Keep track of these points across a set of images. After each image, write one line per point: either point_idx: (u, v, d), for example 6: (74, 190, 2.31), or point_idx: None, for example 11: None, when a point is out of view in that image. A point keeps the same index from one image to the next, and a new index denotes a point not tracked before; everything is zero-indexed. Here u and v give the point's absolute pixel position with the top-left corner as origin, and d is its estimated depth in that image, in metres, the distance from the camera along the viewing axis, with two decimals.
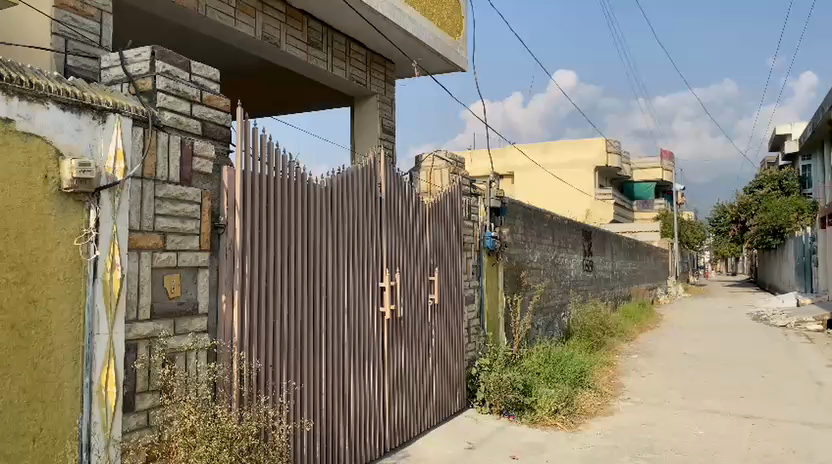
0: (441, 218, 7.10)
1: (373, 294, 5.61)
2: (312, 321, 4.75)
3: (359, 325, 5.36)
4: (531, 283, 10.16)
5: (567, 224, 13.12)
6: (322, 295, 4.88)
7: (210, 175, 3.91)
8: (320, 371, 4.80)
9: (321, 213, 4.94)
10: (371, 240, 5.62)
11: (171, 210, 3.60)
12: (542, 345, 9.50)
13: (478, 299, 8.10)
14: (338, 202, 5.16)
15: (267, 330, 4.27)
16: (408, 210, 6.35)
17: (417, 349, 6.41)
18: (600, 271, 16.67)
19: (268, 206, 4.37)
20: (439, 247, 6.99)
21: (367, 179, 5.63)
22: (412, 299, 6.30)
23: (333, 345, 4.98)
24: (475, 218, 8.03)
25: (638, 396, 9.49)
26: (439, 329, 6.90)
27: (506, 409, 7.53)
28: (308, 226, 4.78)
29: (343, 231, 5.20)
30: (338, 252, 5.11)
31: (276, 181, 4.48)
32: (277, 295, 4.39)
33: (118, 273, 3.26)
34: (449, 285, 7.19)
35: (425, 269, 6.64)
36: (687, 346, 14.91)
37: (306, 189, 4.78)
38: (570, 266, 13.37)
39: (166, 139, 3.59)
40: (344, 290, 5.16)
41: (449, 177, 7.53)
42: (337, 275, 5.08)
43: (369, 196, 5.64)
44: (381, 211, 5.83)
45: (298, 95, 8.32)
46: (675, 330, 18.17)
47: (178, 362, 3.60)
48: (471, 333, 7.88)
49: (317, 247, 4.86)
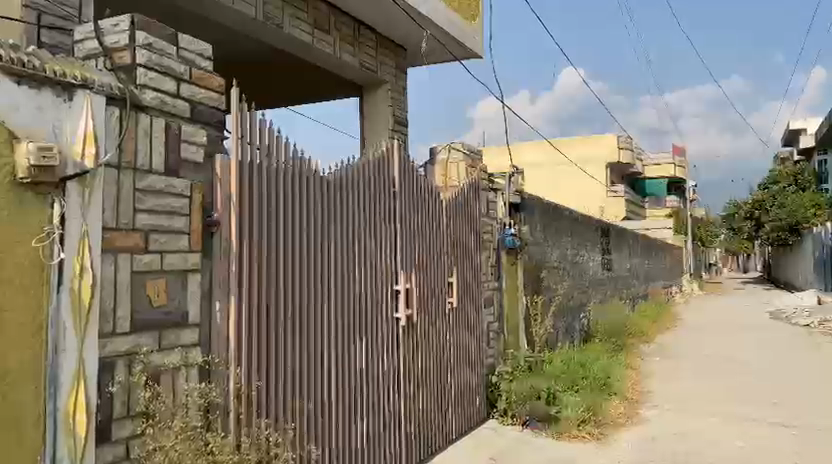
0: (459, 215, 6.56)
1: (388, 299, 5.09)
2: (320, 331, 4.23)
3: (373, 334, 4.85)
4: (552, 284, 9.62)
5: (585, 222, 12.57)
6: (332, 301, 4.36)
7: (201, 165, 3.39)
8: (330, 387, 4.29)
9: (330, 209, 4.42)
10: (385, 238, 5.10)
11: (154, 205, 3.10)
12: (565, 350, 8.96)
13: (497, 301, 7.57)
14: (349, 197, 4.65)
15: (269, 342, 3.76)
16: (424, 205, 5.83)
17: (435, 357, 5.88)
18: (618, 270, 16.08)
19: (269, 201, 3.85)
20: (457, 245, 6.46)
21: (379, 171, 5.12)
22: (430, 302, 5.78)
23: (345, 357, 4.48)
24: (493, 214, 7.50)
25: (666, 402, 8.91)
26: (458, 335, 6.37)
27: (529, 420, 7.00)
28: (315, 224, 4.26)
29: (354, 229, 4.69)
30: (349, 252, 4.61)
31: (278, 173, 3.95)
32: (280, 303, 3.88)
33: (88, 279, 2.76)
34: (468, 287, 6.67)
35: (443, 270, 6.11)
36: (711, 348, 14.31)
37: (313, 182, 4.26)
38: (589, 265, 12.83)
39: (148, 121, 3.08)
40: (355, 295, 4.65)
41: (466, 171, 7.00)
42: (348, 279, 4.57)
43: (382, 191, 5.12)
44: (396, 207, 5.31)
45: (304, 85, 7.82)
46: (696, 330, 17.53)
47: (165, 382, 3.09)
48: (491, 338, 7.34)
49: (326, 247, 4.34)
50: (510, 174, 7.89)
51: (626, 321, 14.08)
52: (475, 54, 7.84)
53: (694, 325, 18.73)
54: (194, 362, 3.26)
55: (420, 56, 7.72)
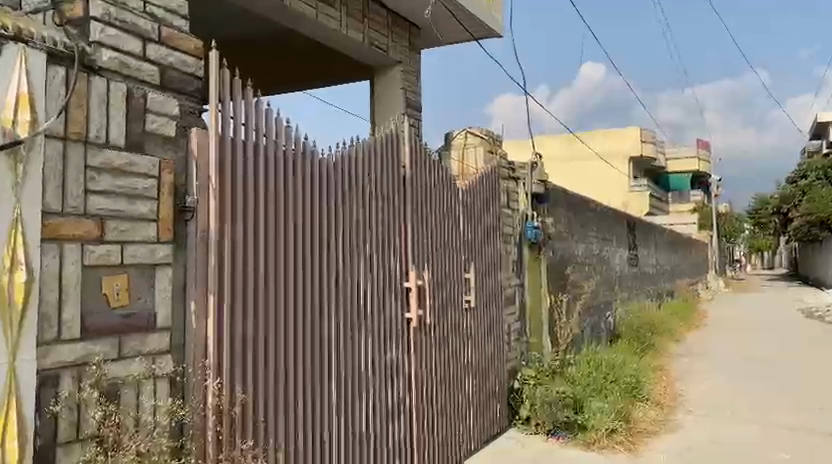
0: (477, 205, 6.00)
1: (396, 298, 4.56)
2: (318, 335, 3.72)
3: (379, 337, 4.33)
4: (577, 280, 9.04)
5: (611, 216, 11.94)
6: (330, 300, 3.84)
7: (172, 140, 2.88)
8: (329, 398, 3.78)
9: (329, 196, 3.89)
10: (393, 230, 4.57)
11: (111, 185, 2.59)
12: (592, 351, 8.38)
13: (519, 300, 7.01)
14: (351, 182, 4.12)
15: (256, 348, 3.24)
16: (438, 193, 5.29)
17: (451, 360, 5.35)
18: (644, 266, 15.43)
19: (255, 185, 3.31)
20: (475, 238, 5.91)
21: (388, 154, 4.58)
22: (444, 301, 5.24)
23: (346, 364, 3.96)
24: (514, 206, 6.94)
25: (700, 407, 8.29)
26: (476, 337, 5.84)
27: (554, 428, 6.40)
28: (312, 212, 3.73)
29: (357, 220, 4.16)
30: (351, 246, 4.08)
31: (267, 153, 3.42)
32: (269, 303, 3.35)
33: (21, 275, 2.26)
34: (487, 283, 6.12)
35: (459, 265, 5.57)
36: (744, 349, 13.60)
37: (309, 165, 3.73)
38: (615, 261, 12.23)
39: (104, 86, 2.57)
40: (359, 294, 4.12)
41: (485, 157, 6.47)
42: (350, 275, 4.04)
43: (390, 177, 4.59)
44: (406, 195, 4.78)
45: (311, 67, 7.31)
46: (727, 329, 16.80)
47: (125, 398, 2.59)
48: (512, 339, 6.79)
49: (324, 239, 3.81)
50: (533, 162, 7.31)
51: (653, 319, 13.44)
52: (495, 33, 7.27)
53: (723, 324, 18.00)
54: (163, 373, 2.76)
55: (435, 36, 7.18)
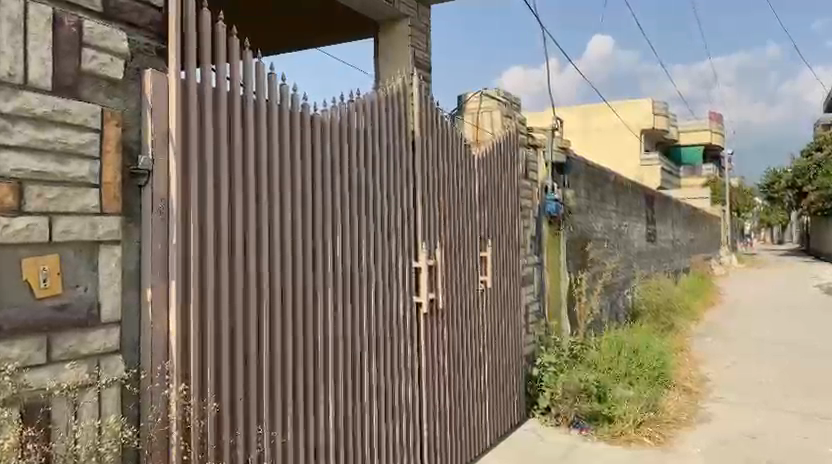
0: (493, 174, 5.36)
1: (404, 281, 3.96)
2: (312, 327, 3.13)
3: (384, 327, 3.75)
4: (598, 257, 8.42)
5: (630, 189, 11.29)
6: (327, 285, 3.24)
7: (120, 84, 2.27)
8: (326, 402, 3.22)
9: (326, 161, 3.27)
10: (399, 202, 3.95)
11: (33, 139, 1.99)
12: (614, 334, 7.79)
13: (537, 279, 6.41)
14: (352, 147, 3.49)
15: (230, 348, 2.64)
16: (451, 160, 4.65)
17: (465, 348, 4.77)
18: (662, 242, 14.80)
19: (229, 146, 2.67)
20: (491, 211, 5.29)
21: (393, 116, 3.95)
22: (458, 283, 4.64)
23: (346, 361, 3.39)
24: (533, 176, 6.30)
25: (729, 394, 7.71)
26: (493, 322, 5.25)
27: (576, 420, 5.82)
28: (303, 182, 3.10)
29: (358, 191, 3.54)
30: (352, 221, 3.47)
31: (245, 108, 2.76)
32: (247, 292, 2.74)
33: None
34: (505, 262, 5.52)
35: (475, 241, 4.96)
36: (765, 328, 12.99)
37: (299, 125, 3.08)
38: (634, 237, 11.61)
39: (19, 8, 1.97)
40: (360, 277, 3.53)
41: (502, 121, 5.81)
42: (350, 255, 3.45)
43: (396, 142, 3.96)
44: (415, 161, 4.15)
45: (311, 21, 6.61)
46: (745, 307, 16.22)
47: (57, 413, 2.01)
48: (530, 322, 6.20)
49: (318, 212, 3.20)
50: (553, 128, 6.65)
51: (671, 297, 12.84)
52: None
53: (740, 301, 17.39)
54: (110, 378, 2.19)
55: None
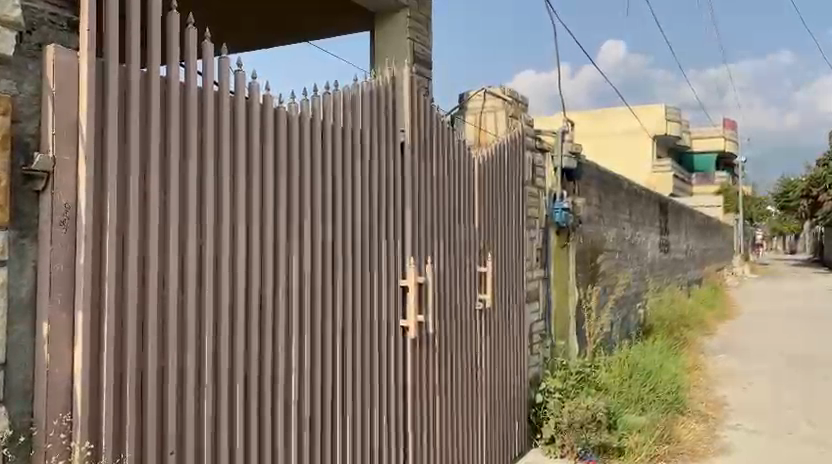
0: (496, 180, 4.86)
1: (388, 302, 3.46)
2: (272, 360, 2.63)
3: (363, 355, 3.25)
4: (608, 270, 7.90)
5: (643, 197, 10.76)
6: (293, 308, 2.75)
7: (11, 63, 1.80)
8: (287, 449, 2.71)
9: (294, 164, 2.77)
10: (384, 211, 3.45)
11: None
12: (625, 353, 7.26)
13: (543, 295, 5.89)
14: (328, 146, 2.99)
15: (160, 392, 2.14)
16: (448, 163, 4.16)
17: (460, 375, 4.27)
18: (675, 252, 14.24)
19: (164, 143, 2.17)
20: (493, 221, 4.79)
21: (381, 112, 3.45)
22: (453, 302, 4.14)
23: (316, 397, 2.89)
24: (541, 182, 5.79)
25: (748, 420, 7.17)
26: (492, 343, 4.75)
27: (584, 451, 5.20)
28: (262, 187, 2.59)
29: (335, 197, 3.04)
30: (327, 233, 2.98)
31: (187, 97, 2.26)
32: (185, 323, 2.24)
33: None
34: (507, 277, 5.01)
35: (473, 255, 4.46)
36: (784, 344, 12.40)
37: (258, 121, 2.58)
38: (647, 247, 11.07)
39: None
40: (336, 298, 3.03)
41: (507, 122, 5.31)
42: (324, 274, 2.96)
43: (383, 143, 3.46)
44: (404, 164, 3.66)
45: (303, 11, 6.12)
46: (759, 320, 15.62)
47: None
48: (535, 341, 5.68)
49: (283, 223, 2.69)
50: (563, 131, 6.14)
51: (685, 310, 12.27)
52: None
53: (755, 314, 16.78)
54: None
55: None
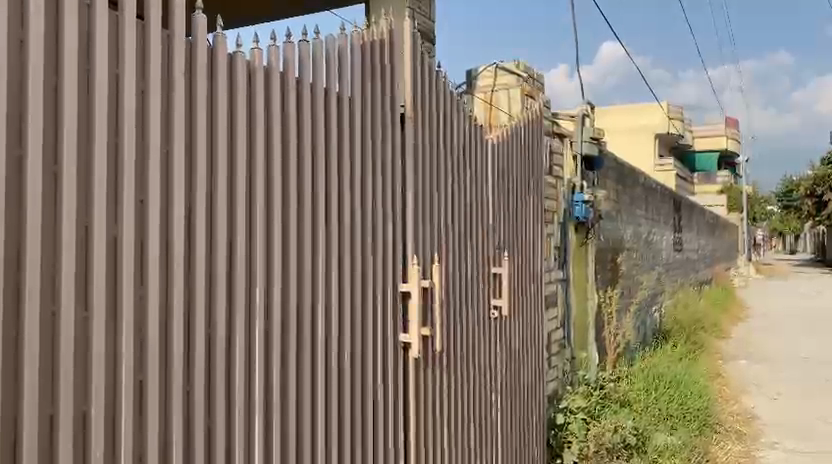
0: (512, 165, 4.17)
1: (385, 310, 2.77)
2: (224, 393, 1.96)
3: (355, 379, 2.56)
4: (628, 271, 7.21)
5: (659, 193, 10.07)
6: (256, 324, 2.06)
7: None
8: None
9: (257, 130, 2.08)
10: (380, 199, 2.75)
11: None
12: (647, 364, 6.60)
13: (563, 300, 5.22)
14: (306, 111, 2.30)
15: (45, 449, 1.50)
16: (457, 143, 3.47)
17: (471, 398, 3.57)
18: (688, 252, 13.57)
19: (53, 91, 1.52)
20: (509, 214, 4.10)
21: (375, 73, 2.76)
22: (463, 311, 3.44)
23: (289, 441, 2.21)
24: (559, 173, 5.11)
25: (784, 436, 6.49)
26: (508, 358, 4.05)
27: None
28: (211, 159, 1.91)
29: (317, 177, 2.34)
30: (306, 226, 2.28)
31: (91, 26, 1.59)
32: (88, 348, 1.58)
33: None
34: (525, 279, 4.32)
35: (487, 253, 3.77)
36: (806, 348, 11.70)
37: (204, 69, 1.89)
38: (662, 246, 10.37)
39: None
40: (318, 309, 2.34)
41: (522, 102, 4.64)
42: (302, 277, 2.26)
43: (377, 113, 2.76)
44: (405, 140, 2.96)
45: None
46: (774, 323, 14.94)
47: None
48: (554, 353, 4.99)
49: (242, 209, 2.01)
50: (583, 114, 5.46)
51: (701, 313, 11.56)
52: None
53: (768, 316, 16.08)
54: None
55: None
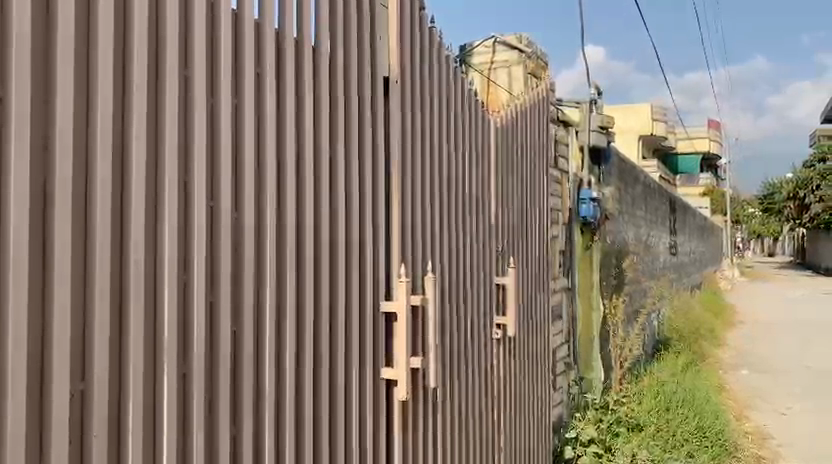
0: (516, 156, 3.49)
1: (362, 337, 2.08)
2: None
3: (321, 437, 1.87)
4: (631, 276, 6.59)
5: (655, 194, 9.48)
6: (163, 371, 1.37)
7: None
8: None
9: (167, 79, 1.38)
10: (355, 194, 2.05)
11: None
12: (655, 380, 6.00)
13: (568, 312, 4.57)
14: (246, 58, 1.60)
15: None
16: (452, 126, 2.78)
17: (471, 441, 2.88)
18: (682, 255, 13.02)
19: None
20: (512, 213, 3.42)
21: (349, 21, 2.05)
22: (459, 333, 2.75)
23: None
24: (564, 166, 4.47)
25: (805, 456, 5.90)
26: (511, 386, 3.36)
27: None
28: (86, 111, 1.21)
29: (264, 156, 1.65)
30: (245, 223, 1.58)
31: None
32: None
33: None
34: (530, 289, 3.64)
35: (487, 262, 3.08)
36: (806, 355, 11.20)
37: None
38: (659, 249, 9.78)
39: None
40: (264, 342, 1.65)
41: (526, 83, 4.00)
42: (240, 299, 1.57)
43: (352, 74, 2.07)
44: (389, 114, 2.28)
45: None
46: (767, 329, 14.47)
47: None
48: (560, 373, 4.34)
49: (141, 197, 1.31)
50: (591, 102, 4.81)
51: (698, 320, 11.00)
52: None
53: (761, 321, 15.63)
54: None
55: None
